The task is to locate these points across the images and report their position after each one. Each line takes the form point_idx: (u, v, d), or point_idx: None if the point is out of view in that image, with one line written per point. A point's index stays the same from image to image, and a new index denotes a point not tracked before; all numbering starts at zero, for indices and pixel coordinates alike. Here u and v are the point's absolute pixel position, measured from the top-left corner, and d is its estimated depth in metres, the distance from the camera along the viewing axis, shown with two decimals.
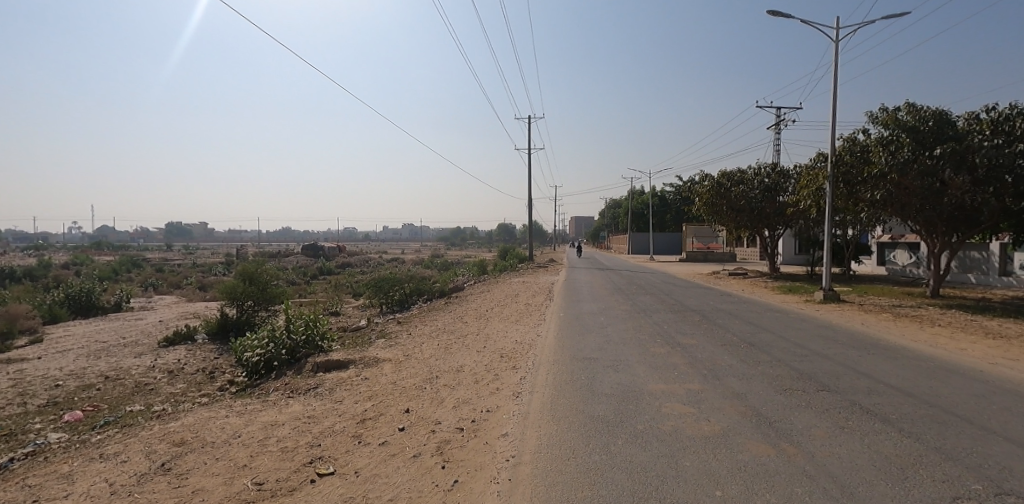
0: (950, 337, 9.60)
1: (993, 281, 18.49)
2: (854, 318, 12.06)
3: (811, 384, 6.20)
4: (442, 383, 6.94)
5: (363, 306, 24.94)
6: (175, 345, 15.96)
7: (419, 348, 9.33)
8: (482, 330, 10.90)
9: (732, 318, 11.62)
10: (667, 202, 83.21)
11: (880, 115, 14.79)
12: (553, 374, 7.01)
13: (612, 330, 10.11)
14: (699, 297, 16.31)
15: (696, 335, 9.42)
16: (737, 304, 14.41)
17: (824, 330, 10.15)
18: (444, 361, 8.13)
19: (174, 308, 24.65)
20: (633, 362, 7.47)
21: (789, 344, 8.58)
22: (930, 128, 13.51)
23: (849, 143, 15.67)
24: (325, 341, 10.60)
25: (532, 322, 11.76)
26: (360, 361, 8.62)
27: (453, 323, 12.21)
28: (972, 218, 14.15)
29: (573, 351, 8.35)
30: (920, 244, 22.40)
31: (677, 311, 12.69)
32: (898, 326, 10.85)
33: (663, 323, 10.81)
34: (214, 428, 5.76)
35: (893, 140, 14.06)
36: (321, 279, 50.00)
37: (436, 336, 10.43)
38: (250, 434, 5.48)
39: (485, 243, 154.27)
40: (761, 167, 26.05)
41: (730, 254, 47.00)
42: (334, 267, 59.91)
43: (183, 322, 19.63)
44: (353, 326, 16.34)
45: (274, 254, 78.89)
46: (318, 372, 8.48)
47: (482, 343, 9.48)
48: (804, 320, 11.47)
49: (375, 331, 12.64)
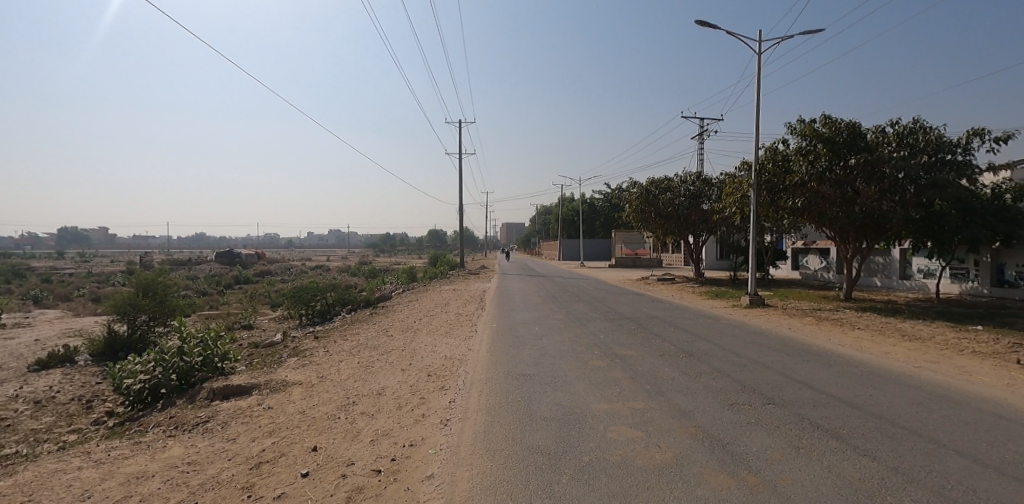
0: (871, 341, 10.04)
1: (895, 284, 20.26)
2: (781, 322, 12.41)
3: (757, 397, 5.96)
4: (358, 410, 5.98)
5: (280, 318, 22.88)
6: (50, 368, 13.23)
7: (336, 368, 8.26)
8: (408, 345, 9.96)
9: (668, 325, 11.54)
10: (598, 210, 85.56)
11: (799, 127, 15.71)
12: (487, 395, 6.29)
13: (549, 341, 9.58)
14: (634, 303, 16.26)
15: (634, 345, 9.12)
16: (671, 311, 14.49)
17: (755, 336, 10.27)
18: (363, 384, 7.18)
19: (50, 324, 21.27)
20: (573, 378, 6.92)
21: (727, 352, 8.48)
22: (844, 139, 14.56)
23: (771, 152, 16.39)
24: (227, 361, 9.07)
25: (464, 334, 10.99)
26: (264, 386, 7.40)
27: (376, 337, 11.13)
28: (879, 226, 15.24)
29: (508, 367, 7.68)
30: (830, 250, 24.17)
31: (613, 319, 12.46)
32: (823, 330, 11.25)
33: (600, 333, 10.47)
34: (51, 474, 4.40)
35: (811, 150, 15.05)
36: (236, 289, 45.93)
37: (356, 353, 9.37)
38: (100, 480, 4.20)
39: (419, 250, 151.10)
40: (687, 175, 26.96)
41: (657, 260, 48.84)
42: (252, 275, 55.46)
43: (59, 340, 16.82)
44: (266, 342, 14.66)
45: (183, 263, 71.86)
46: (214, 400, 7.13)
47: (408, 360, 8.59)
48: (735, 326, 11.62)
49: (288, 347, 11.25)
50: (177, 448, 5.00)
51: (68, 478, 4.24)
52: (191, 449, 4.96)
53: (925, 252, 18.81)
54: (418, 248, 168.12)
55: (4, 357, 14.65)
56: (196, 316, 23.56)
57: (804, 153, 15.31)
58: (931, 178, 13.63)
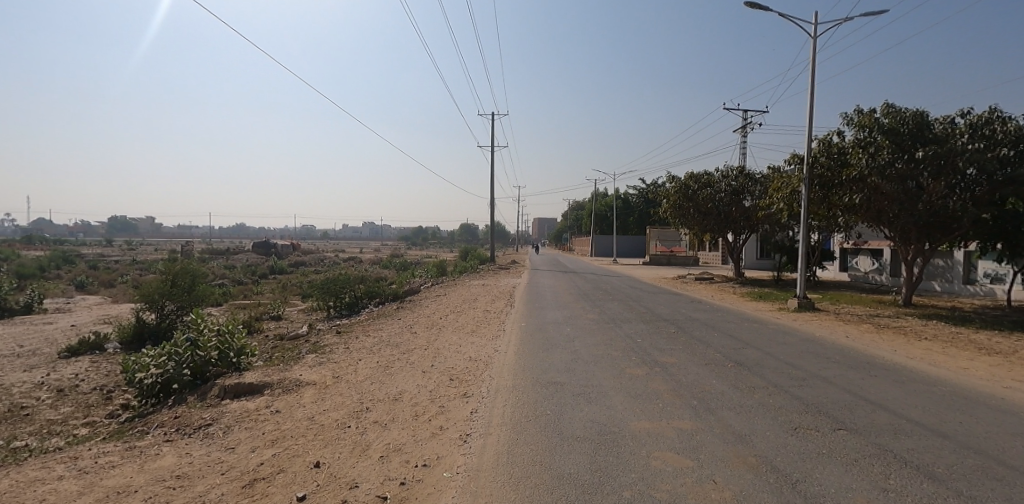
0: (944, 353, 8.92)
1: (957, 289, 18.59)
2: (835, 329, 11.33)
3: (824, 420, 5.13)
4: (371, 419, 5.44)
5: (309, 310, 22.89)
6: (80, 354, 13.45)
7: (354, 367, 7.82)
8: (432, 344, 9.43)
9: (710, 329, 10.65)
10: (631, 205, 83.60)
11: (857, 117, 14.35)
12: (512, 406, 5.66)
13: (582, 344, 8.87)
14: (670, 304, 15.33)
15: (675, 351, 8.33)
16: (711, 313, 13.53)
17: (809, 345, 9.28)
18: (380, 387, 6.67)
19: (92, 310, 21.86)
20: (609, 389, 6.20)
21: (781, 363, 7.58)
22: (910, 130, 13.14)
23: (824, 145, 15.05)
24: (243, 356, 8.78)
25: (490, 333, 10.39)
26: (277, 385, 6.99)
27: (399, 334, 10.66)
28: (946, 226, 13.80)
29: (537, 373, 7.02)
30: (883, 251, 22.48)
31: (649, 321, 11.64)
32: (885, 340, 10.15)
33: (637, 336, 9.70)
34: (31, 482, 4.02)
35: (871, 143, 13.67)
36: (271, 279, 46.88)
37: (376, 352, 8.90)
38: (76, 493, 3.78)
39: (448, 244, 151.80)
40: (728, 170, 25.55)
41: (693, 258, 47.08)
42: (287, 266, 56.64)
43: (95, 326, 17.13)
44: (290, 335, 14.45)
45: (222, 252, 74.12)
46: (224, 399, 6.79)
47: (429, 361, 8.04)
48: (785, 332, 10.63)
49: (309, 342, 10.91)
50: (171, 457, 4.57)
51: (45, 490, 3.86)
52: (185, 459, 4.51)
53: (994, 255, 17.12)
54: (449, 241, 168.98)
55: (41, 342, 14.98)
56: (229, 306, 23.85)
57: (863, 145, 13.95)
58: (1012, 173, 12.15)
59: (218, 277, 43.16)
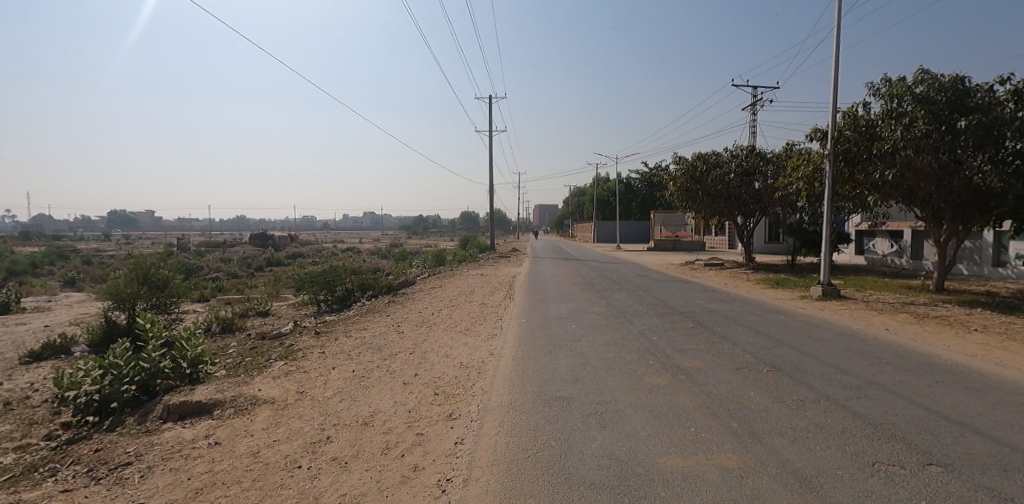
0: (1004, 348, 7.79)
1: (986, 273, 17.42)
2: (870, 320, 10.19)
3: (909, 451, 3.98)
4: (329, 455, 4.32)
5: (299, 305, 21.83)
6: (42, 360, 12.38)
7: (326, 379, 6.72)
8: (419, 347, 8.32)
9: (731, 323, 9.52)
10: (634, 190, 82.07)
11: (887, 86, 12.96)
12: (507, 434, 4.53)
13: (589, 345, 7.76)
14: (682, 293, 14.19)
15: (698, 353, 7.21)
16: (728, 303, 12.39)
17: (847, 340, 8.17)
18: (349, 406, 5.54)
19: (72, 309, 20.75)
20: (626, 408, 5.06)
21: (825, 367, 6.45)
22: (948, 98, 11.77)
23: (850, 117, 13.69)
24: (202, 365, 7.72)
25: (486, 331, 9.32)
26: (231, 401, 5.89)
27: (385, 334, 9.57)
28: (987, 205, 12.51)
29: (537, 385, 5.87)
30: (903, 233, 21.32)
31: (662, 314, 10.51)
32: (930, 332, 9.01)
33: (651, 333, 8.60)
34: None
35: (904, 113, 12.31)
36: (267, 271, 45.84)
37: (354, 358, 7.78)
38: None
39: (448, 233, 150.71)
40: (738, 149, 24.23)
41: (699, 243, 45.90)
42: (284, 257, 55.75)
43: (67, 326, 16.05)
44: (272, 334, 13.41)
45: (218, 245, 73.11)
46: (167, 421, 5.72)
47: (413, 370, 6.93)
48: (815, 325, 9.52)
49: (284, 345, 9.83)
50: None
51: None
52: None
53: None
54: (450, 230, 168.10)
55: (6, 346, 13.92)
56: (216, 301, 22.81)
57: (894, 117, 12.59)
58: None
59: (212, 271, 42.18)
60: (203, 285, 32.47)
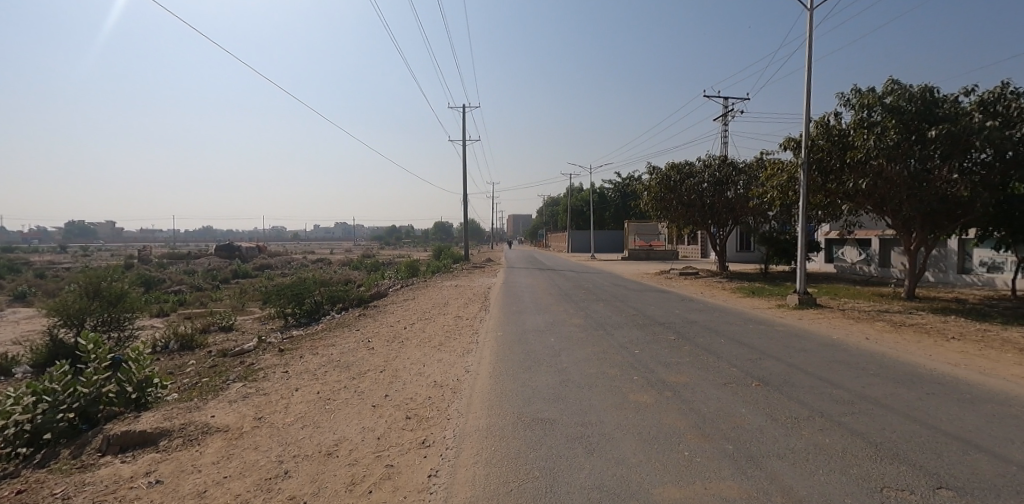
0: (982, 355, 7.82)
1: (952, 279, 17.89)
2: (849, 329, 10.18)
3: (916, 474, 3.75)
4: (287, 493, 3.82)
5: (265, 319, 20.90)
6: None
7: (287, 402, 6.18)
8: (391, 364, 7.83)
9: (712, 334, 9.35)
10: (609, 199, 82.89)
11: (858, 97, 13.18)
12: (487, 464, 4.11)
13: (570, 360, 7.42)
14: (661, 303, 14.04)
15: (684, 367, 6.95)
16: (708, 313, 12.26)
17: (830, 350, 8.06)
18: (312, 434, 5.03)
19: (14, 326, 19.27)
20: (614, 430, 4.72)
21: (813, 380, 6.27)
22: (916, 109, 12.02)
23: (823, 127, 13.86)
24: (151, 388, 7.03)
25: (462, 346, 8.90)
26: (179, 430, 5.29)
27: (355, 350, 9.03)
28: (955, 213, 12.77)
29: (517, 406, 5.47)
30: (871, 241, 21.85)
31: (642, 326, 10.28)
32: (909, 341, 9.02)
33: (634, 346, 8.33)
34: None
35: (875, 123, 12.51)
36: (232, 283, 44.13)
37: (320, 377, 7.23)
38: None
39: (423, 243, 149.27)
40: (711, 159, 24.51)
41: (673, 252, 46.42)
42: (251, 269, 53.89)
43: (6, 346, 14.80)
44: (234, 351, 12.63)
45: (182, 256, 70.39)
46: (104, 453, 5.06)
47: (383, 390, 6.44)
48: (796, 335, 9.43)
49: (244, 364, 9.17)
50: None
51: None
52: None
53: (991, 242, 16.39)
54: (425, 240, 166.64)
55: None
56: (176, 316, 21.64)
57: (865, 126, 12.80)
58: None
59: (174, 284, 40.37)
60: (163, 299, 30.94)
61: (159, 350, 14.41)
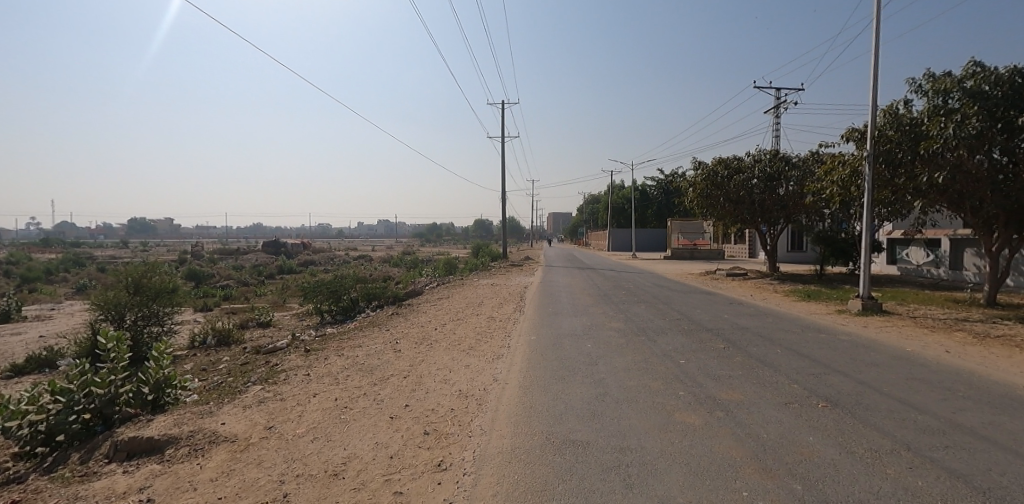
0: None
1: None
2: (923, 340, 9.04)
3: None
4: None
5: (303, 315, 21.15)
6: (24, 374, 11.82)
7: (302, 409, 5.84)
8: (415, 369, 7.42)
9: (766, 344, 8.45)
10: (650, 197, 80.67)
11: (933, 81, 11.81)
12: (508, 497, 3.55)
13: (607, 369, 6.76)
14: (706, 307, 13.11)
15: (736, 381, 6.19)
16: (759, 318, 11.29)
17: (905, 365, 7.05)
18: (322, 448, 4.64)
19: (73, 319, 20.24)
20: (657, 459, 4.06)
21: (892, 402, 5.38)
22: (1005, 93, 10.60)
23: (891, 116, 12.52)
24: (168, 390, 6.91)
25: (492, 350, 8.41)
26: (186, 438, 5.02)
27: (381, 352, 8.70)
28: None
29: (547, 424, 4.90)
30: (942, 241, 19.94)
31: (686, 332, 9.47)
32: (999, 355, 7.85)
33: (677, 355, 7.60)
34: None
35: (954, 110, 11.14)
36: (277, 279, 45.46)
37: (341, 382, 6.90)
38: None
39: (461, 240, 150.34)
40: (762, 153, 23.11)
41: (718, 251, 44.46)
42: (296, 265, 55.54)
43: (61, 338, 15.44)
44: (267, 348, 12.64)
45: (232, 252, 73.40)
46: (111, 462, 4.87)
47: (404, 399, 6.01)
48: (862, 346, 8.39)
49: (269, 364, 9.00)
50: None
51: None
52: None
53: None
54: (463, 238, 167.93)
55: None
56: (220, 310, 22.28)
57: (941, 113, 11.43)
58: None
59: (223, 279, 41.92)
60: (211, 293, 32.13)
61: (198, 344, 14.69)
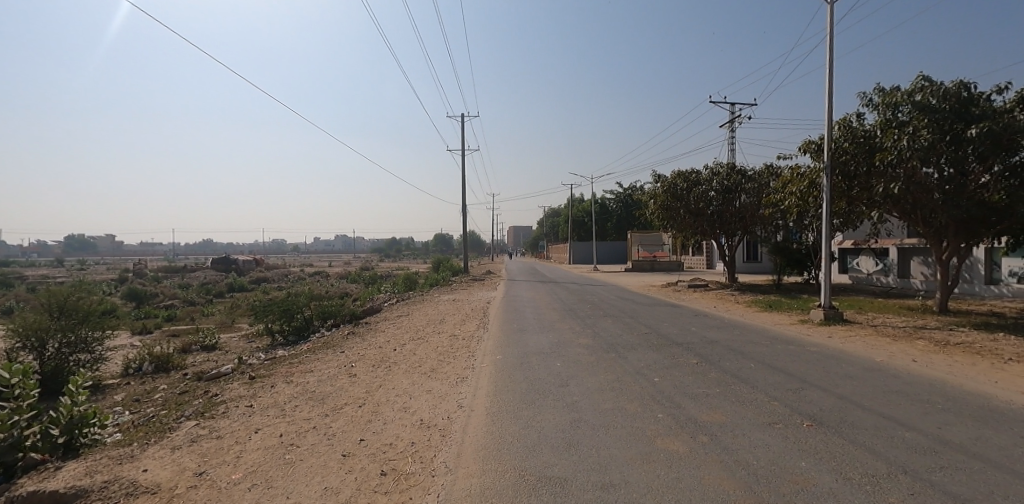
0: None
1: (979, 291, 16.84)
2: (888, 349, 9.13)
3: None
4: None
5: (253, 336, 19.82)
6: None
7: (241, 449, 5.11)
8: (371, 396, 6.77)
9: (738, 357, 8.26)
10: (611, 210, 81.94)
11: (884, 96, 12.28)
12: None
13: (580, 392, 6.33)
14: (674, 319, 12.97)
15: (715, 400, 5.89)
16: (726, 330, 11.22)
17: (877, 377, 6.98)
18: (259, 499, 3.97)
19: None
20: (646, 496, 3.64)
21: (876, 419, 5.19)
22: (951, 107, 11.09)
23: (846, 129, 12.93)
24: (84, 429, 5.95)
25: (456, 372, 7.85)
26: (96, 490, 4.19)
27: (334, 377, 7.97)
28: (995, 219, 11.73)
29: (520, 457, 4.40)
30: (889, 250, 20.82)
31: (657, 347, 9.20)
32: (962, 362, 7.95)
33: (652, 373, 7.28)
34: None
35: (906, 123, 11.57)
36: (226, 298, 43.01)
37: (288, 414, 6.15)
38: None
39: (423, 255, 148.19)
40: (718, 167, 23.47)
41: (677, 263, 45.32)
42: (248, 282, 52.90)
43: None
44: (209, 375, 11.55)
45: (178, 270, 69.31)
46: None
47: (359, 432, 5.38)
48: (832, 357, 8.34)
49: (207, 394, 8.07)
50: None
51: None
52: None
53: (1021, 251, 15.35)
54: (425, 252, 165.61)
55: None
56: (160, 333, 20.61)
57: (893, 126, 11.87)
58: None
59: (166, 298, 39.28)
60: (152, 314, 29.88)
61: (132, 372, 13.32)
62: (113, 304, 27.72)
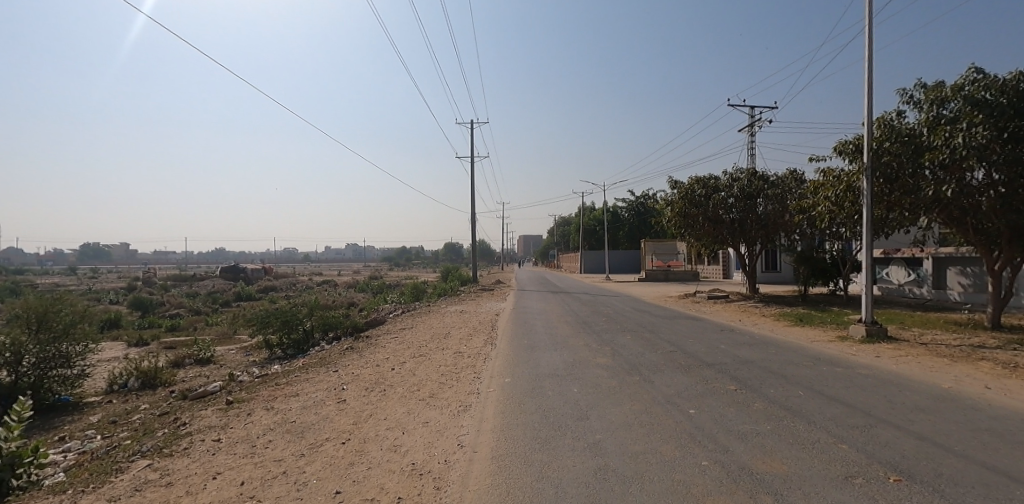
0: None
1: None
2: (951, 372, 7.99)
3: None
4: None
5: (251, 349, 19.00)
6: None
7: (189, 502, 4.15)
8: (358, 429, 5.79)
9: (781, 383, 7.19)
10: (622, 218, 80.83)
11: (930, 91, 11.21)
12: None
13: (603, 428, 5.32)
14: (698, 335, 11.90)
15: (770, 442, 4.82)
16: (760, 348, 10.14)
17: (955, 410, 5.88)
18: None
19: None
20: None
21: (979, 471, 4.12)
22: (1010, 101, 9.98)
23: (887, 128, 11.86)
24: (16, 470, 5.03)
25: (459, 399, 6.87)
26: None
27: (320, 404, 7.02)
28: None
29: None
30: (923, 260, 19.57)
31: (686, 368, 8.15)
32: None
33: (686, 402, 6.23)
34: None
35: (957, 119, 10.48)
36: (233, 307, 42.50)
37: (257, 454, 5.18)
38: None
39: (432, 264, 147.80)
40: (738, 172, 22.52)
41: (692, 273, 44.09)
42: (254, 291, 52.31)
43: None
44: (195, 394, 10.66)
45: (188, 278, 69.22)
46: None
47: (335, 481, 4.39)
48: (890, 383, 7.23)
49: (177, 422, 7.15)
50: None
51: None
52: None
53: None
54: (434, 261, 165.24)
55: None
56: (158, 345, 19.89)
57: (942, 123, 10.79)
58: None
59: (173, 307, 38.86)
60: (156, 323, 29.29)
61: (117, 389, 12.51)
62: (116, 315, 27.19)
